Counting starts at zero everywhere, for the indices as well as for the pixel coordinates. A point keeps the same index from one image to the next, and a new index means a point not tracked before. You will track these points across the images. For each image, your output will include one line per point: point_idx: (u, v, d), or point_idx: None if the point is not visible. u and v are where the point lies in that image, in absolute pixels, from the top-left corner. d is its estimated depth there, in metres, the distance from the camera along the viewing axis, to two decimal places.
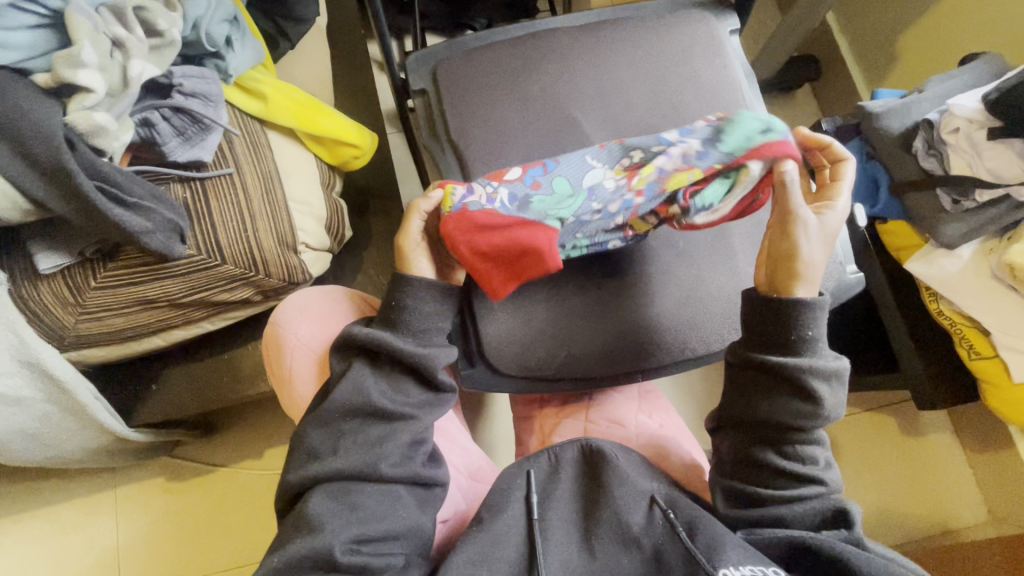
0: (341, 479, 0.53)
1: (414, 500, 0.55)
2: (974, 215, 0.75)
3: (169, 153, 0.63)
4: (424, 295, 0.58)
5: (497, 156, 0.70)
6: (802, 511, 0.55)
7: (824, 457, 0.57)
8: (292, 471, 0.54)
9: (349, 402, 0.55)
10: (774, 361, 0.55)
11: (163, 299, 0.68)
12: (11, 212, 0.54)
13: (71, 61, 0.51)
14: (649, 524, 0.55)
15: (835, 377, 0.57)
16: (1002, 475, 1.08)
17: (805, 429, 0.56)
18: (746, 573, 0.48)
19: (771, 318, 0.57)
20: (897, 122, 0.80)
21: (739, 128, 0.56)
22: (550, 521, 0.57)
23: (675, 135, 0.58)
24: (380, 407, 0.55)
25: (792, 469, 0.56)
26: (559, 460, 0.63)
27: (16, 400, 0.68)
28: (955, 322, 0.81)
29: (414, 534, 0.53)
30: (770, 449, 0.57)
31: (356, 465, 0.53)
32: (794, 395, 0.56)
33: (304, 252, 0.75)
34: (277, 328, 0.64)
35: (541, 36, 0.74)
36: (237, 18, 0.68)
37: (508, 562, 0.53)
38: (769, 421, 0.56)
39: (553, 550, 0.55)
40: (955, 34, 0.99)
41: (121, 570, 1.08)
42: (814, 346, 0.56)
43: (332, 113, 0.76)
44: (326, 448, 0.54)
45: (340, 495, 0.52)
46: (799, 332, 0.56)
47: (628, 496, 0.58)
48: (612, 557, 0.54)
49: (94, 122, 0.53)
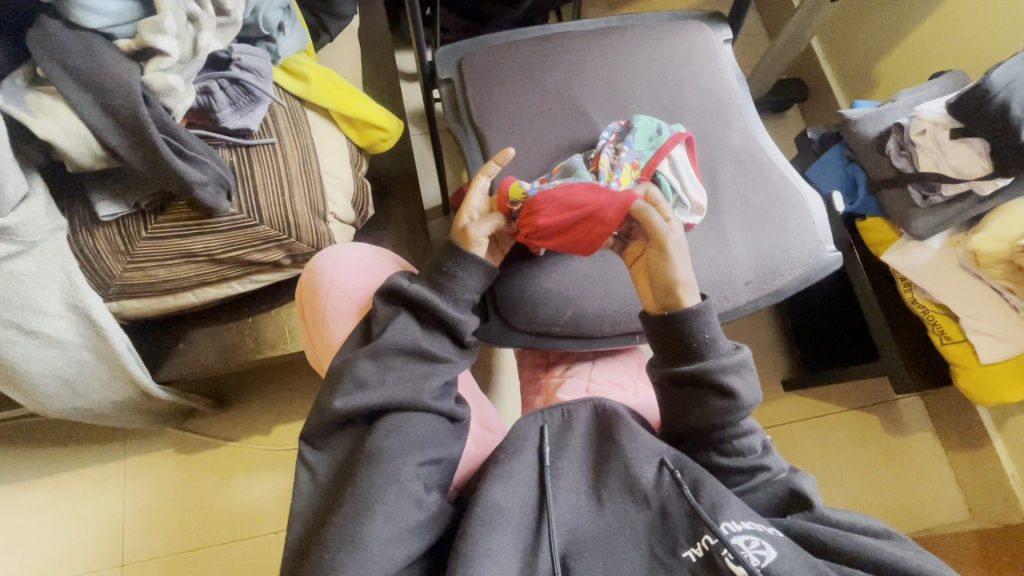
0: (394, 412, 0.58)
1: (450, 431, 0.62)
2: (941, 210, 0.83)
3: (222, 119, 0.71)
4: (469, 268, 0.66)
5: (514, 138, 0.78)
6: (755, 497, 0.58)
7: (762, 442, 0.60)
8: (340, 399, 0.58)
9: (401, 340, 0.62)
10: (688, 370, 0.59)
11: (204, 254, 0.74)
12: (86, 155, 0.62)
13: (155, 28, 0.61)
14: (658, 483, 0.55)
15: (742, 367, 0.60)
16: (981, 475, 1.09)
17: (731, 423, 0.59)
18: (748, 527, 0.50)
19: (670, 333, 0.61)
20: (872, 127, 0.89)
21: (646, 126, 0.73)
22: (561, 470, 0.57)
23: (601, 138, 0.75)
24: (427, 348, 0.63)
25: (735, 465, 0.58)
26: (572, 416, 0.62)
27: (57, 341, 0.70)
28: (928, 310, 0.88)
29: (451, 460, 0.60)
30: (710, 451, 0.60)
31: (401, 396, 0.59)
32: (709, 396, 0.59)
33: (332, 222, 0.82)
34: (314, 275, 0.70)
35: (556, 37, 0.83)
36: (289, 8, 0.78)
37: (522, 498, 0.54)
38: (701, 425, 0.60)
39: (563, 494, 0.55)
40: (927, 59, 1.10)
41: (123, 542, 1.05)
42: (714, 347, 0.60)
43: (365, 99, 0.85)
44: (373, 379, 0.60)
45: (391, 423, 0.57)
46: (696, 340, 0.60)
47: (638, 452, 0.57)
48: (620, 507, 0.54)
49: (166, 82, 0.62)
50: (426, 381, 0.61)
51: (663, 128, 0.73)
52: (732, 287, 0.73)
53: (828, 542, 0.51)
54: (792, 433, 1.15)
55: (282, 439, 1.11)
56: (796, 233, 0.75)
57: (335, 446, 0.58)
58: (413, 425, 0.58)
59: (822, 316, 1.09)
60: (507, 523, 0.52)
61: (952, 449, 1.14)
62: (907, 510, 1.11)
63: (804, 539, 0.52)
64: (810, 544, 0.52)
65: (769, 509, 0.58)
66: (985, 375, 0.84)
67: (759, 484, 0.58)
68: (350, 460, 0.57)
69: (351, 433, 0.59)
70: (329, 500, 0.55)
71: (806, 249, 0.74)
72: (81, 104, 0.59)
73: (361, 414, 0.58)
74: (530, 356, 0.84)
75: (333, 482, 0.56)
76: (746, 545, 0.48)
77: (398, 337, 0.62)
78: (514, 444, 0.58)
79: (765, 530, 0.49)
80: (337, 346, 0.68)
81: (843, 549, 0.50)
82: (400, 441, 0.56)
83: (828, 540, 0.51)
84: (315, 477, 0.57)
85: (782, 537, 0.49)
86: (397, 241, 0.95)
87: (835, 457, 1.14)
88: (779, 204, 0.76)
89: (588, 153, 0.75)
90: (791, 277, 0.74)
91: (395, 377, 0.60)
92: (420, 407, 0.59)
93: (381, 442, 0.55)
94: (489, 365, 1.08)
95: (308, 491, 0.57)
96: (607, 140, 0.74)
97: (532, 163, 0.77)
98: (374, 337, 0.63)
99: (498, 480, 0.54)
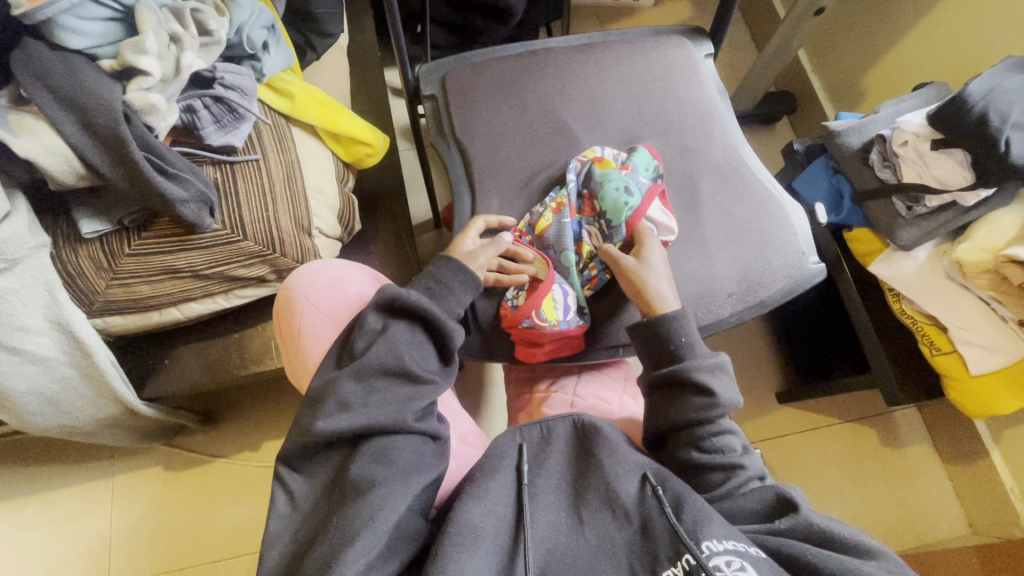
0: (380, 436, 0.56)
1: (433, 451, 0.59)
2: (927, 220, 0.83)
3: (206, 137, 0.72)
4: (466, 284, 0.67)
5: (497, 152, 0.78)
6: (739, 503, 0.56)
7: (741, 445, 0.60)
8: (320, 420, 0.56)
9: (386, 363, 0.59)
10: (668, 371, 0.61)
11: (187, 270, 0.74)
12: (68, 174, 0.62)
13: (137, 48, 0.62)
14: (640, 499, 0.54)
15: (719, 367, 0.61)
16: (978, 488, 1.07)
17: (711, 419, 0.59)
18: (729, 546, 0.48)
19: (651, 338, 0.64)
20: (856, 138, 0.89)
21: (616, 206, 0.70)
22: (539, 488, 0.56)
23: (572, 183, 0.74)
24: (410, 369, 0.60)
25: (713, 463, 0.58)
26: (551, 432, 0.61)
27: (40, 359, 0.70)
28: (916, 320, 0.88)
29: (435, 480, 0.58)
30: (690, 448, 0.60)
31: (389, 418, 0.56)
32: (688, 395, 0.60)
33: (317, 237, 0.82)
34: (290, 292, 0.70)
35: (539, 53, 0.84)
36: (274, 27, 0.79)
37: (500, 521, 0.53)
38: (681, 424, 0.60)
39: (540, 512, 0.54)
40: (913, 70, 1.11)
41: (109, 561, 1.03)
42: (691, 349, 0.62)
43: (351, 115, 0.86)
44: (355, 400, 0.57)
45: (376, 446, 0.55)
46: (675, 344, 0.63)
47: (618, 467, 0.56)
48: (601, 525, 0.53)
49: (148, 101, 0.63)
50: (409, 403, 0.59)
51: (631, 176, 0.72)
52: (715, 299, 0.72)
53: (816, 565, 0.47)
54: (784, 446, 1.14)
55: (272, 455, 1.10)
56: (778, 244, 0.75)
57: (313, 468, 0.56)
58: (400, 449, 0.56)
59: (813, 327, 1.08)
60: (481, 543, 0.50)
61: (951, 462, 1.12)
62: (906, 525, 1.09)
63: (789, 560, 0.49)
64: (795, 566, 0.48)
65: (756, 517, 0.55)
66: (975, 385, 0.84)
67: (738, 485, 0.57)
68: (335, 484, 0.55)
69: (336, 455, 0.57)
70: (310, 523, 0.53)
71: (789, 261, 0.74)
72: (63, 122, 0.60)
73: (346, 437, 0.56)
74: (515, 371, 0.83)
75: (314, 507, 0.54)
76: (727, 566, 0.47)
77: (383, 357, 0.59)
78: (492, 465, 0.57)
79: (747, 550, 0.48)
80: (312, 364, 0.67)
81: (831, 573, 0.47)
82: (385, 462, 0.54)
83: (818, 563, 0.47)
84: (297, 500, 0.55)
85: (764, 558, 0.48)
86: (384, 256, 0.95)
87: (831, 468, 1.13)
88: (762, 217, 0.76)
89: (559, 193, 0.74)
90: (776, 288, 0.74)
91: (379, 398, 0.58)
92: (403, 428, 0.57)
93: (368, 468, 0.53)
94: (479, 381, 1.08)
95: (286, 514, 0.54)
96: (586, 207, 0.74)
97: (514, 177, 0.78)
98: (360, 357, 0.60)
99: (473, 499, 0.53)
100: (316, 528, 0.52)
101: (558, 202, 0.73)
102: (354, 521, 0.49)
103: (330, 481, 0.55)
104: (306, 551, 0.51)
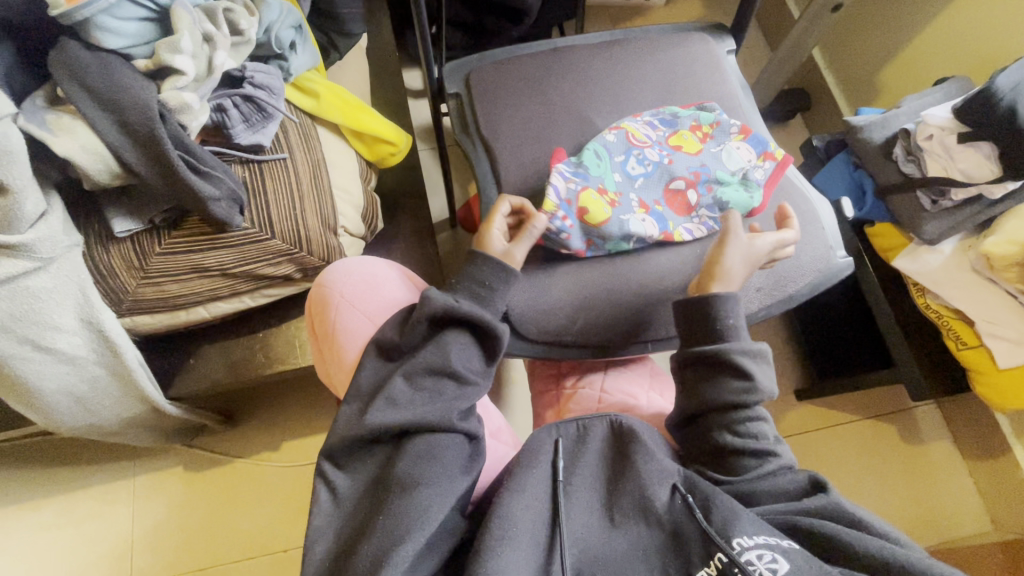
0: (419, 433, 0.56)
1: (469, 448, 0.59)
2: (952, 213, 0.83)
3: (235, 136, 0.72)
4: (496, 277, 0.66)
5: (522, 149, 0.79)
6: (769, 486, 0.55)
7: (773, 433, 0.59)
8: (365, 418, 0.56)
9: (432, 362, 0.60)
10: (708, 348, 0.61)
11: (216, 270, 0.75)
12: (103, 172, 0.63)
13: (171, 48, 0.63)
14: (671, 506, 0.53)
15: (760, 356, 0.61)
16: (1002, 486, 1.05)
17: (745, 404, 0.59)
18: (761, 541, 0.47)
19: (695, 318, 0.63)
20: (877, 133, 0.89)
21: (737, 203, 0.73)
22: (574, 485, 0.56)
23: (661, 136, 0.76)
24: (456, 370, 0.61)
25: (745, 446, 0.57)
26: (588, 430, 0.60)
27: (70, 358, 0.70)
28: (943, 314, 0.87)
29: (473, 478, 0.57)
30: (723, 431, 0.58)
31: (431, 416, 0.57)
32: (727, 377, 0.60)
33: (342, 235, 0.82)
34: (325, 289, 0.70)
35: (562, 51, 0.84)
36: (301, 27, 0.80)
37: (541, 521, 0.52)
38: (715, 403, 0.59)
39: (575, 511, 0.53)
40: (930, 64, 1.11)
41: (131, 561, 1.03)
42: (734, 333, 0.62)
43: (375, 114, 0.86)
44: (394, 398, 0.58)
45: (420, 445, 0.55)
46: (721, 323, 0.62)
47: (653, 474, 0.55)
48: (633, 530, 0.52)
49: (182, 100, 0.64)
50: (459, 403, 0.59)
51: (744, 173, 0.75)
52: (743, 293, 0.72)
53: (847, 546, 0.48)
54: (805, 443, 1.13)
55: (291, 455, 1.10)
56: (806, 239, 0.75)
57: (351, 465, 0.57)
58: (443, 447, 0.56)
59: (834, 323, 1.08)
60: (520, 538, 0.49)
61: (973, 458, 1.10)
62: (929, 522, 1.08)
63: (822, 543, 0.49)
64: (823, 545, 0.49)
65: (783, 497, 0.55)
66: (1001, 379, 0.83)
67: (767, 471, 0.56)
68: (377, 482, 0.55)
69: (377, 452, 0.57)
70: (352, 521, 0.53)
71: (817, 255, 0.74)
72: (100, 122, 0.61)
73: (391, 433, 0.56)
74: (541, 367, 0.83)
75: (354, 504, 0.54)
76: (759, 560, 0.46)
77: (432, 358, 0.60)
78: (528, 459, 0.57)
79: (779, 543, 0.47)
80: (347, 361, 0.67)
81: (866, 555, 0.47)
82: (431, 461, 0.54)
83: (853, 543, 0.47)
84: (339, 498, 0.55)
85: (796, 548, 0.47)
86: (406, 254, 0.95)
87: (853, 466, 1.12)
88: (790, 210, 0.76)
89: (634, 138, 0.75)
90: (803, 282, 0.74)
91: (426, 397, 0.59)
92: (440, 424, 0.57)
93: (413, 467, 0.53)
94: (499, 379, 1.08)
95: (329, 511, 0.55)
96: (676, 188, 0.74)
97: (540, 173, 0.78)
98: (412, 356, 0.62)
99: (512, 494, 0.53)
100: (358, 524, 0.52)
101: (623, 137, 0.75)
102: (400, 519, 0.49)
103: (371, 479, 0.56)
104: (350, 549, 0.50)
